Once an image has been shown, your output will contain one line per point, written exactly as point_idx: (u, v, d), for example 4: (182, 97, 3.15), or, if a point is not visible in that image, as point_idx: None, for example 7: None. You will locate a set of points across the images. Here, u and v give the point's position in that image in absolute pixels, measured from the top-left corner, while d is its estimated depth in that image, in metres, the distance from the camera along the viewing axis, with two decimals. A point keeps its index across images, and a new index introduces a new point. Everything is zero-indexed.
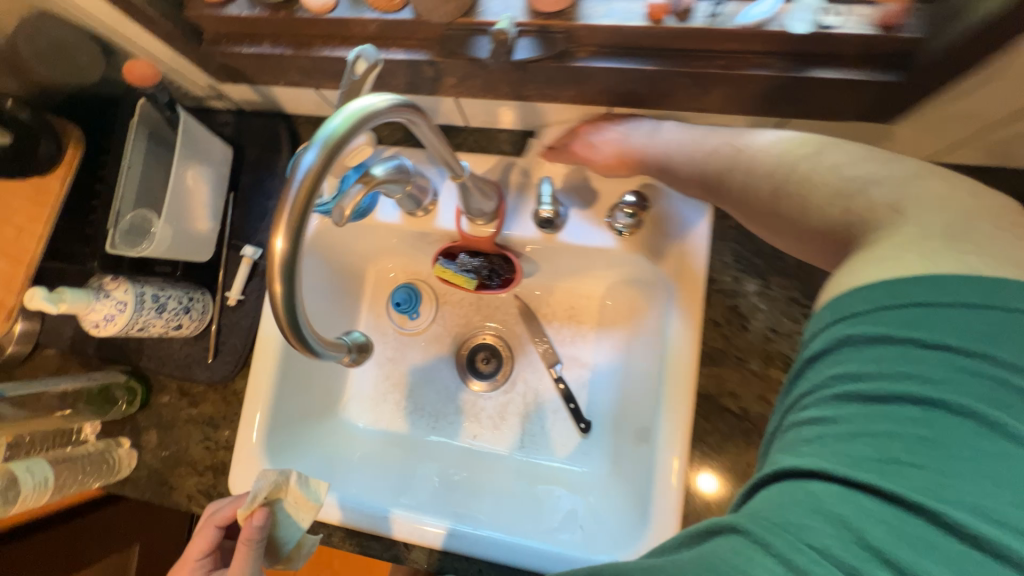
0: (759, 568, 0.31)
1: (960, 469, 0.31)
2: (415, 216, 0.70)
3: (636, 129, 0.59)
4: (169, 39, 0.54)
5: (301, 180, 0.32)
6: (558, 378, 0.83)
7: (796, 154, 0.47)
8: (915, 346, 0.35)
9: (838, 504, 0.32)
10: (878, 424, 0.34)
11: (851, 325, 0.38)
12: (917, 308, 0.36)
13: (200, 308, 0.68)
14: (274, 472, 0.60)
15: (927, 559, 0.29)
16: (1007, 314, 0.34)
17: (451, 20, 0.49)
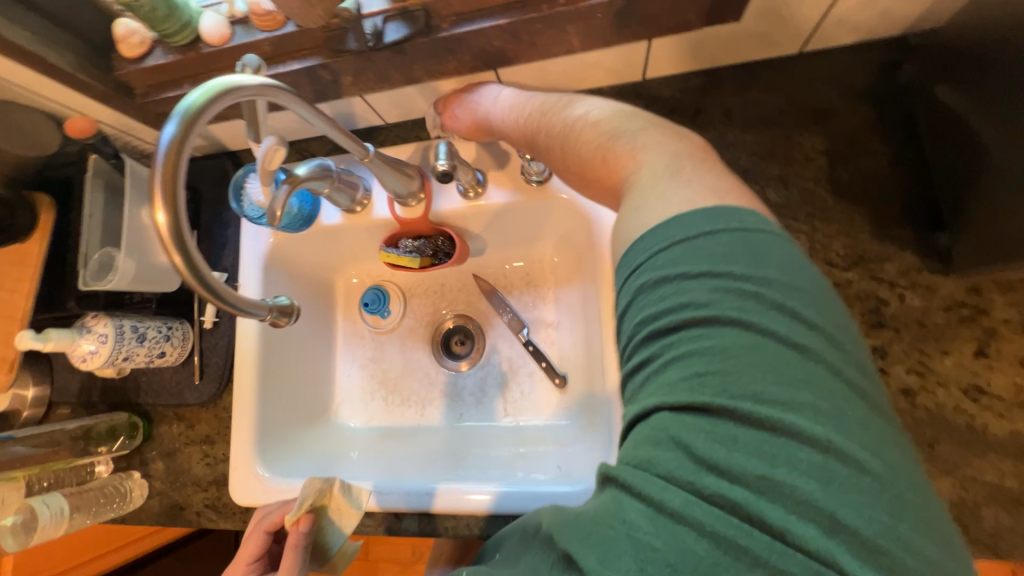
0: (633, 510, 0.33)
1: (735, 370, 0.34)
2: (354, 212, 0.77)
3: (493, 98, 0.62)
4: (107, 101, 0.63)
5: (165, 153, 0.36)
6: (527, 342, 0.85)
7: (601, 119, 0.51)
8: (680, 282, 0.37)
9: (670, 428, 0.34)
10: (678, 351, 0.36)
11: (639, 276, 0.40)
12: (674, 245, 0.39)
13: (180, 335, 0.75)
14: (320, 480, 0.62)
15: (734, 454, 0.32)
16: (711, 237, 0.38)
17: (327, 22, 0.56)
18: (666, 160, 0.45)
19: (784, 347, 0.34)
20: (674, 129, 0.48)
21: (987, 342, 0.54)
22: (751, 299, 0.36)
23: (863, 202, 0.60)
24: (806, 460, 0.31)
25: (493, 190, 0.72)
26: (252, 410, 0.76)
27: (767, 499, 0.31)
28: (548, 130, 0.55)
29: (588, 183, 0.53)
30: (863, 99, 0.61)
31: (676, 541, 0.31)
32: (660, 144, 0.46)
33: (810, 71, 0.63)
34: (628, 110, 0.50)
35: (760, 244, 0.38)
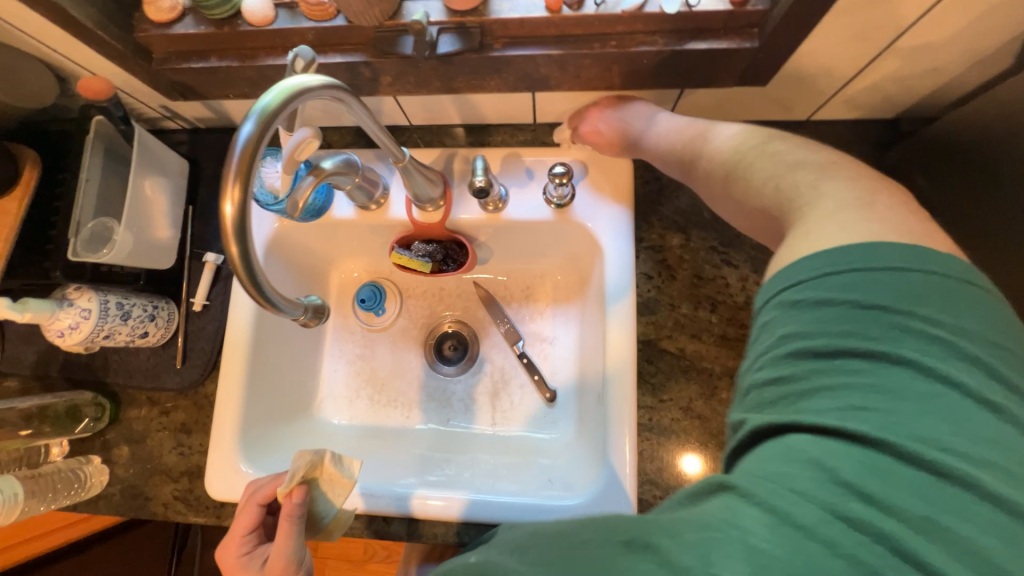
0: (750, 518, 0.33)
1: (888, 407, 0.34)
2: (369, 209, 0.76)
3: (638, 116, 0.62)
4: (121, 61, 0.59)
5: (241, 149, 0.36)
6: (522, 355, 0.87)
7: (743, 144, 0.52)
8: (851, 308, 0.38)
9: (812, 448, 0.34)
10: (839, 376, 0.36)
11: (797, 291, 0.40)
12: (849, 272, 0.39)
13: (166, 316, 0.71)
14: (310, 452, 0.63)
15: (890, 488, 0.32)
16: (900, 275, 0.38)
17: (379, 23, 0.55)
18: (859, 206, 0.42)
19: (959, 396, 0.34)
20: (832, 162, 0.47)
21: None
22: (924, 345, 0.36)
23: None
24: (961, 504, 0.32)
25: (513, 206, 0.73)
26: (237, 400, 0.73)
27: (906, 521, 0.31)
28: (699, 155, 0.55)
29: (746, 210, 0.51)
30: (855, 170, 0.69)
31: (811, 551, 0.31)
32: (849, 179, 0.45)
33: (814, 137, 0.70)
34: (766, 134, 0.52)
35: (958, 294, 0.37)
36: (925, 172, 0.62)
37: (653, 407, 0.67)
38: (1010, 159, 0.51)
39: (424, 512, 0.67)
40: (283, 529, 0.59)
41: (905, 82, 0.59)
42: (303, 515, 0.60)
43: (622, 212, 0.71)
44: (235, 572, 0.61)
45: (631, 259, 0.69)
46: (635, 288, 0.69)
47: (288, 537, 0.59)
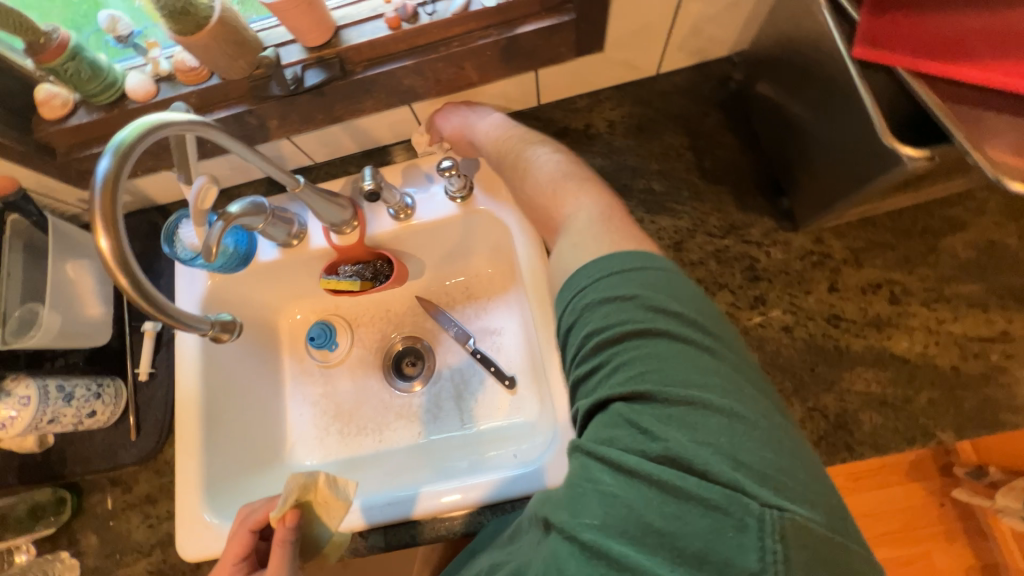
0: (597, 471, 0.40)
1: (666, 367, 0.40)
2: (291, 246, 0.80)
3: (469, 116, 0.71)
4: (26, 162, 0.65)
5: (102, 186, 0.40)
6: (474, 351, 0.90)
7: (553, 171, 0.60)
8: (617, 302, 0.44)
9: (631, 414, 0.40)
10: (631, 355, 0.42)
11: (583, 296, 0.46)
12: (594, 283, 0.46)
13: (113, 392, 0.73)
14: (303, 474, 0.62)
15: (682, 432, 0.38)
16: (641, 272, 0.45)
17: (249, 73, 0.62)
18: (590, 214, 0.54)
19: (705, 343, 0.41)
20: (592, 183, 0.58)
21: (835, 279, 0.67)
22: (675, 318, 0.42)
23: (726, 183, 0.73)
24: (745, 430, 0.37)
25: (421, 208, 0.78)
26: (197, 458, 0.73)
27: (692, 450, 0.37)
28: (513, 162, 0.65)
29: (535, 217, 0.61)
30: (711, 105, 0.76)
31: (634, 482, 0.38)
32: (592, 201, 0.55)
33: (667, 87, 0.78)
34: (578, 169, 0.60)
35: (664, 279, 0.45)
36: (761, 89, 0.70)
37: None
38: (802, 56, 0.59)
39: (422, 511, 0.67)
40: (276, 556, 0.58)
41: (716, 20, 0.68)
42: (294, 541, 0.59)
43: None
44: None
45: (536, 229, 0.74)
46: (546, 253, 0.74)
47: (282, 564, 0.58)
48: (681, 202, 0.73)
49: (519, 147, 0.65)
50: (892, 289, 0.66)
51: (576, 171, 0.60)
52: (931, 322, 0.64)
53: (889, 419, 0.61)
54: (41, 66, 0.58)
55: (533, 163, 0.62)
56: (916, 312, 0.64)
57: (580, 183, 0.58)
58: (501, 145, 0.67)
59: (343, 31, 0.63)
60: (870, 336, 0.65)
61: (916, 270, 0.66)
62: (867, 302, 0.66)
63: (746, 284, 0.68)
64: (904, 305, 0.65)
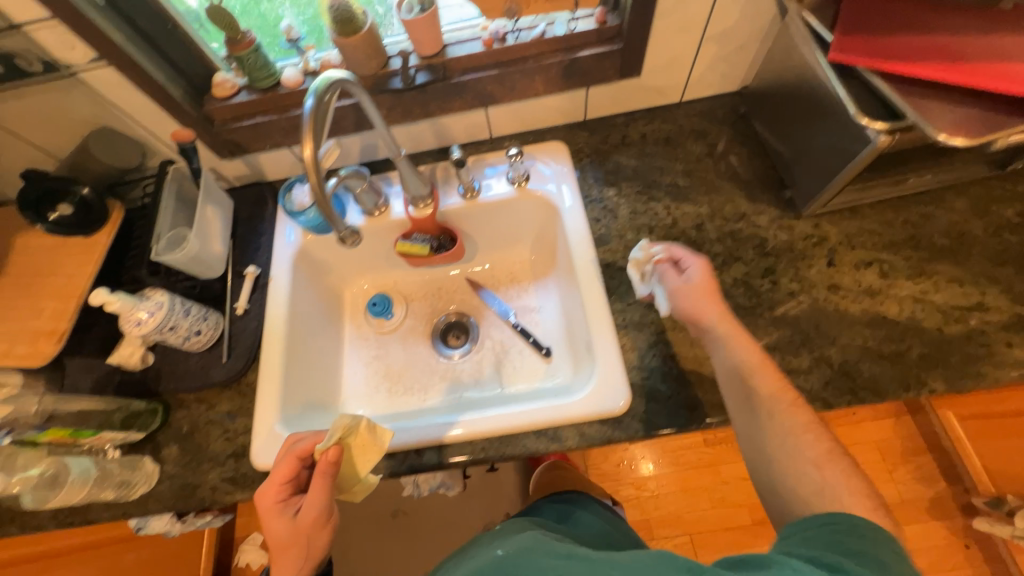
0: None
1: (870, 559, 0.47)
2: (375, 216, 0.96)
3: (688, 282, 0.72)
4: (193, 127, 0.84)
5: (309, 114, 0.58)
6: (515, 323, 1.02)
7: (754, 388, 0.64)
8: (852, 561, 0.46)
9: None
10: (836, 574, 0.45)
11: (834, 532, 0.50)
12: (818, 532, 0.51)
13: (215, 319, 0.86)
14: (348, 417, 0.69)
15: None
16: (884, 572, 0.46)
17: (375, 71, 0.83)
18: (795, 418, 0.62)
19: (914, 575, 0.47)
20: (798, 401, 0.63)
21: (832, 257, 0.80)
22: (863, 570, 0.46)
23: (739, 182, 0.89)
24: None
25: (485, 190, 0.95)
26: (275, 381, 0.84)
27: None
28: (738, 357, 0.65)
29: (734, 395, 0.66)
30: (723, 125, 0.95)
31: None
32: (795, 432, 0.61)
33: (688, 111, 0.97)
34: (752, 385, 0.64)
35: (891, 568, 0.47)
36: (764, 110, 0.89)
37: (624, 309, 0.81)
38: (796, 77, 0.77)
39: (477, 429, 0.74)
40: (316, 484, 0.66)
41: (727, 59, 0.89)
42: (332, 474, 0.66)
43: (567, 181, 0.93)
44: (269, 518, 0.67)
45: (580, 209, 0.90)
46: (588, 228, 0.89)
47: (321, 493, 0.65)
48: (701, 195, 0.89)
49: (718, 350, 0.68)
50: (881, 266, 0.79)
51: (756, 395, 0.64)
52: (917, 293, 0.76)
53: (886, 369, 0.71)
54: (230, 55, 0.79)
55: (743, 376, 0.65)
56: (903, 284, 0.77)
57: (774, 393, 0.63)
58: (727, 335, 0.67)
59: (448, 47, 0.84)
60: (865, 302, 0.76)
61: (900, 252, 0.79)
62: (860, 274, 0.79)
63: (757, 258, 0.82)
64: (891, 278, 0.78)
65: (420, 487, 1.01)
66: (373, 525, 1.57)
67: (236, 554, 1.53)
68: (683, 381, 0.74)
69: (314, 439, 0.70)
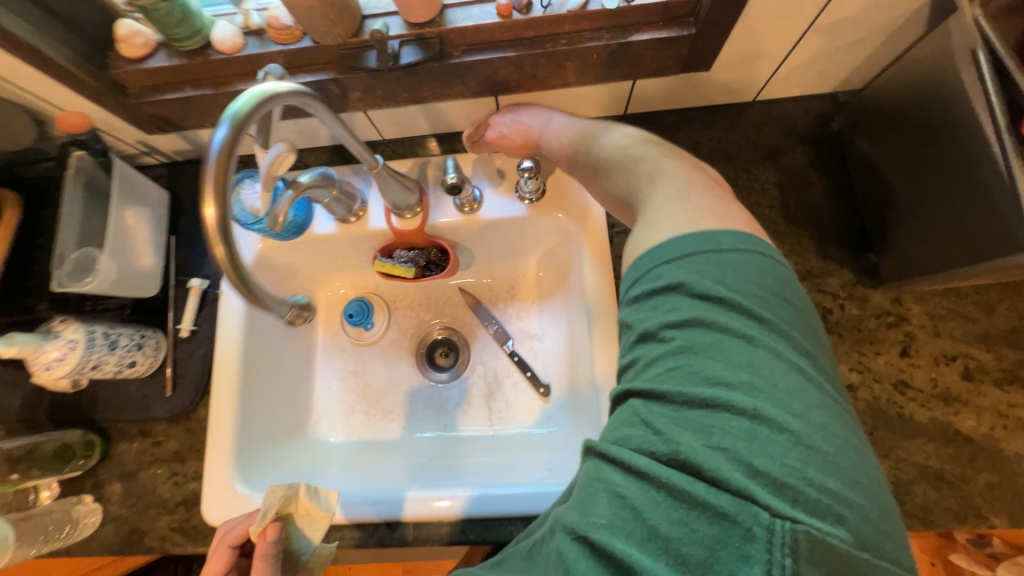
0: (609, 473, 0.39)
1: (724, 349, 0.40)
2: (349, 222, 0.78)
3: (534, 117, 0.68)
4: (97, 98, 0.62)
5: (216, 154, 0.39)
6: (512, 353, 0.89)
7: (631, 156, 0.56)
8: (706, 330, 0.41)
9: (656, 420, 0.39)
10: (685, 352, 0.41)
11: (652, 276, 0.46)
12: (685, 257, 0.45)
13: (153, 344, 0.71)
14: (283, 486, 0.61)
15: (683, 431, 0.38)
16: (732, 288, 0.43)
17: (344, 40, 0.59)
18: (677, 189, 0.50)
19: (745, 285, 0.43)
20: (711, 181, 0.51)
21: (909, 344, 0.65)
22: (735, 309, 0.42)
23: (810, 225, 0.70)
24: (733, 426, 0.37)
25: (487, 202, 0.75)
26: (229, 424, 0.72)
27: (704, 453, 0.36)
28: (584, 151, 0.61)
29: (612, 199, 0.59)
30: (803, 141, 0.73)
31: (641, 488, 0.37)
32: (674, 172, 0.53)
33: (762, 115, 0.74)
34: (653, 143, 0.57)
35: (755, 266, 0.44)
36: (865, 135, 0.66)
37: None
38: (928, 107, 0.56)
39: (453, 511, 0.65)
40: (257, 569, 0.57)
41: (833, 55, 0.65)
42: (276, 555, 0.58)
43: (591, 203, 0.73)
44: None
45: (604, 243, 0.72)
46: (612, 271, 0.71)
47: None
48: None
49: (587, 152, 0.61)
50: (967, 364, 0.64)
51: (633, 151, 0.57)
52: (1003, 404, 0.62)
53: (942, 494, 0.60)
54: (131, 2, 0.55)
55: (608, 153, 0.58)
56: (989, 391, 0.63)
57: (656, 149, 0.56)
58: (594, 156, 0.59)
59: (449, 10, 0.59)
60: (936, 408, 0.63)
61: (993, 348, 0.64)
62: (937, 371, 0.64)
63: None
64: (975, 381, 0.63)
65: None
66: None
67: None
68: None
69: (250, 521, 0.61)
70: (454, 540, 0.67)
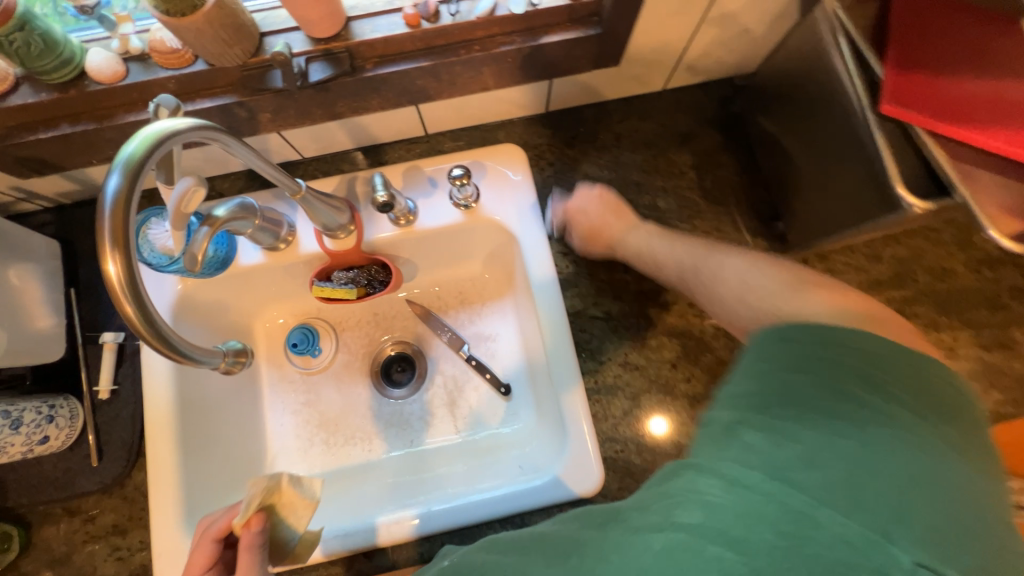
0: (705, 484, 0.36)
1: (862, 446, 0.35)
2: (278, 250, 0.73)
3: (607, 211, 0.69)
4: None
5: (111, 202, 0.34)
6: (469, 358, 0.88)
7: (758, 285, 0.49)
8: (827, 417, 0.36)
9: (758, 472, 0.35)
10: (804, 419, 0.37)
11: (792, 344, 0.41)
12: (852, 336, 0.39)
13: (67, 414, 0.64)
14: (264, 478, 0.58)
15: (812, 498, 0.33)
16: (885, 396, 0.37)
17: (244, 61, 0.55)
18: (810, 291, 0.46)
19: (870, 361, 0.38)
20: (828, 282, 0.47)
21: None
22: (881, 408, 0.36)
23: (725, 202, 0.76)
24: (869, 519, 0.33)
25: (423, 213, 0.74)
26: (172, 484, 0.67)
27: (818, 526, 0.33)
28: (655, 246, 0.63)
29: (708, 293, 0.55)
30: (711, 124, 0.79)
31: (741, 501, 0.34)
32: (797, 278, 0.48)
33: (672, 103, 0.79)
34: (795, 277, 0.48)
35: (920, 370, 0.38)
36: (761, 115, 0.73)
37: (596, 369, 0.70)
38: (809, 89, 0.62)
39: (427, 528, 0.65)
40: (243, 562, 0.53)
41: (726, 44, 0.70)
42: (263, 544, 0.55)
43: (526, 202, 0.74)
44: None
45: (543, 239, 0.73)
46: (554, 265, 0.73)
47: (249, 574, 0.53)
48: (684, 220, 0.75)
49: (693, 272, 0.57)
50: None
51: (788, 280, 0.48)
52: None
53: None
54: None
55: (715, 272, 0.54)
56: None
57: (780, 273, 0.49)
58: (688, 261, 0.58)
59: (353, 23, 0.57)
60: None
61: (884, 293, 0.74)
62: None
63: None
64: None
65: None
66: None
67: None
68: (659, 453, 0.68)
69: (232, 513, 0.56)
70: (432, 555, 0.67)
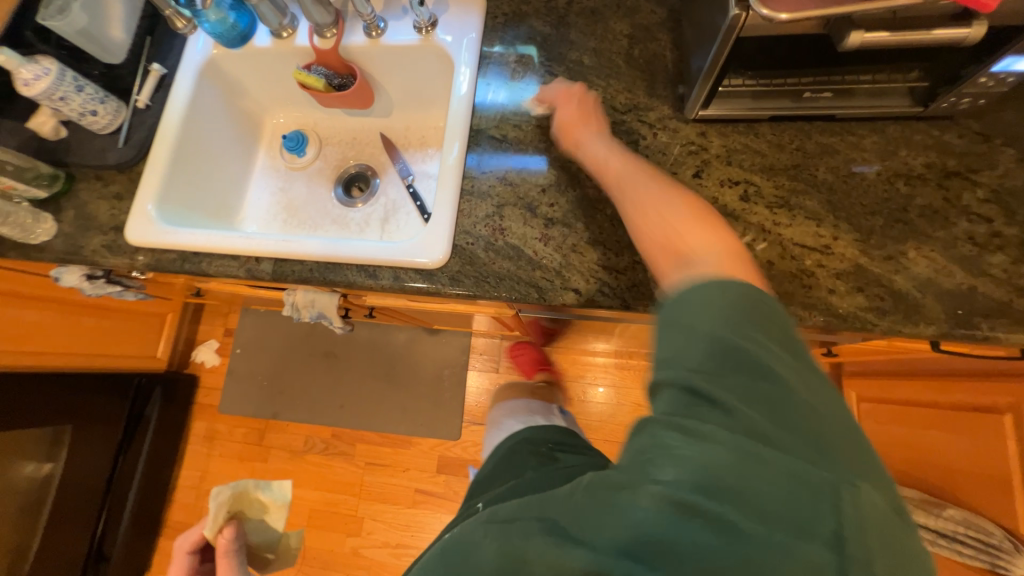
0: (620, 488, 0.40)
1: (791, 471, 0.38)
2: (281, 38, 0.95)
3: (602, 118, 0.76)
4: None
5: None
6: (409, 185, 1.02)
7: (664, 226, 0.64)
8: (732, 438, 0.39)
9: (665, 466, 0.39)
10: (718, 447, 0.39)
11: (684, 414, 0.42)
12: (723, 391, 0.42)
13: (113, 107, 0.90)
14: (225, 494, 0.80)
15: (720, 478, 0.38)
16: (791, 438, 0.40)
17: None
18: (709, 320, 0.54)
19: (762, 402, 0.41)
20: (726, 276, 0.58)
21: (702, 168, 0.75)
22: (790, 444, 0.39)
23: (645, 70, 0.81)
24: (773, 503, 0.37)
25: (388, 32, 0.91)
26: (155, 174, 0.91)
27: (729, 488, 0.38)
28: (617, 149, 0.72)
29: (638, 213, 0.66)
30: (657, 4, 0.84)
31: (704, 449, 0.39)
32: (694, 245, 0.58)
33: None
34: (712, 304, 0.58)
35: (812, 376, 0.43)
36: None
37: (476, 177, 0.80)
38: None
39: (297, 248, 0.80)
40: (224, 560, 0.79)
41: None
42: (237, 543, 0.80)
43: (469, 38, 0.87)
44: None
45: (472, 68, 0.86)
46: (473, 90, 0.85)
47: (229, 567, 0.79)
48: (602, 78, 0.82)
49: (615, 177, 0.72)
50: (747, 188, 0.73)
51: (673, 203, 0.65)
52: (767, 223, 0.71)
53: None
54: None
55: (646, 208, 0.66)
56: (759, 211, 0.72)
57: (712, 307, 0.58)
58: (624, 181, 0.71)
59: None
60: None
61: (775, 180, 0.73)
62: (721, 192, 0.73)
63: None
64: (750, 202, 0.72)
65: (298, 311, 1.04)
66: (308, 358, 1.84)
67: (193, 353, 1.87)
68: (502, 253, 0.76)
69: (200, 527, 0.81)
70: (299, 277, 0.82)
